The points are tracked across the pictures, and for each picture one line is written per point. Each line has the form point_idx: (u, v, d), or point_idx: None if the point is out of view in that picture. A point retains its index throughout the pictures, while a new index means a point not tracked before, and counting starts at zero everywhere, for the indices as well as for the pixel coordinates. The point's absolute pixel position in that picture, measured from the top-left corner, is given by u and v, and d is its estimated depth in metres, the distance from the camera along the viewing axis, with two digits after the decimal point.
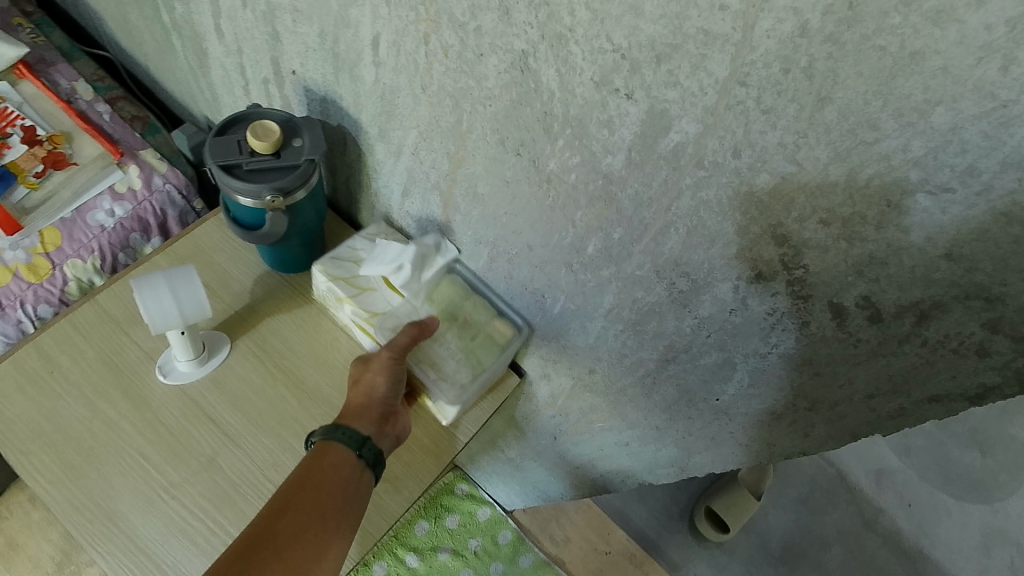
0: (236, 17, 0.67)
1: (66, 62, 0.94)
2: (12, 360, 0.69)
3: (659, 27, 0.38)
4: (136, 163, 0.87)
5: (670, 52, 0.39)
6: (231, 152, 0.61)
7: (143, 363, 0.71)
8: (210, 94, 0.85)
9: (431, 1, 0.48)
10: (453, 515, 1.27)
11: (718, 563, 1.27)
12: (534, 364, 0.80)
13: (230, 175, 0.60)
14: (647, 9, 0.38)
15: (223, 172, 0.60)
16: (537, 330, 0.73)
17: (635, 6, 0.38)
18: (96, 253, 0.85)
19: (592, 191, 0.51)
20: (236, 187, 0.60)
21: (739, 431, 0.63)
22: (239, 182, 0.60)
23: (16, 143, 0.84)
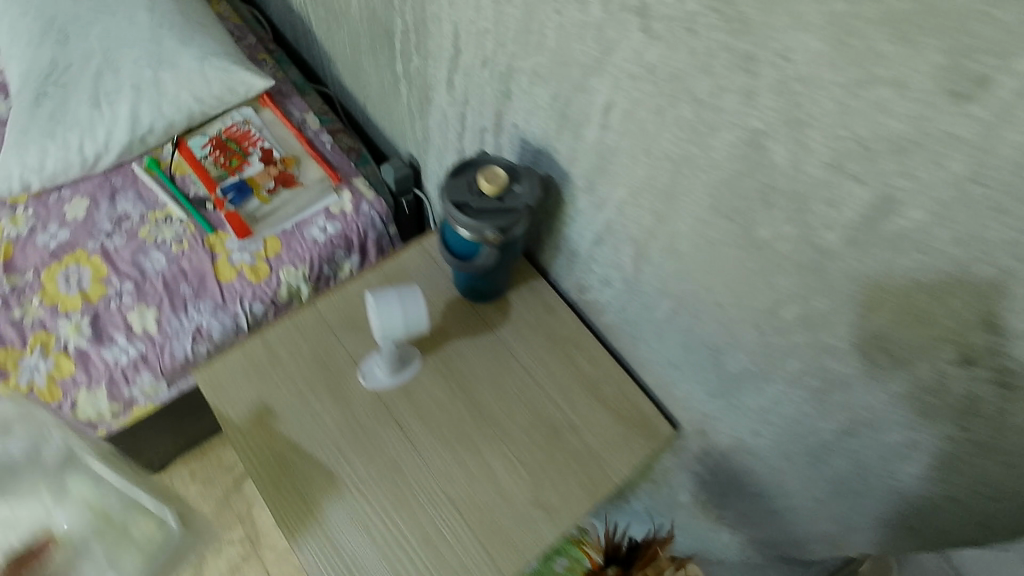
0: (472, 73, 0.77)
1: (298, 95, 1.08)
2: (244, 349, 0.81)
3: (906, 126, 0.42)
4: (349, 189, 1.00)
5: (911, 148, 0.43)
6: (461, 192, 0.70)
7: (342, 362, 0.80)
8: (422, 135, 0.96)
9: (676, 79, 0.55)
10: None
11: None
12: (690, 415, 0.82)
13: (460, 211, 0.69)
14: (895, 108, 0.42)
15: (455, 207, 0.69)
16: (706, 383, 0.76)
17: (883, 104, 0.43)
18: (307, 263, 0.97)
19: (802, 261, 0.55)
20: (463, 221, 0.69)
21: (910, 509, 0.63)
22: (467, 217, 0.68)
23: (256, 161, 0.99)
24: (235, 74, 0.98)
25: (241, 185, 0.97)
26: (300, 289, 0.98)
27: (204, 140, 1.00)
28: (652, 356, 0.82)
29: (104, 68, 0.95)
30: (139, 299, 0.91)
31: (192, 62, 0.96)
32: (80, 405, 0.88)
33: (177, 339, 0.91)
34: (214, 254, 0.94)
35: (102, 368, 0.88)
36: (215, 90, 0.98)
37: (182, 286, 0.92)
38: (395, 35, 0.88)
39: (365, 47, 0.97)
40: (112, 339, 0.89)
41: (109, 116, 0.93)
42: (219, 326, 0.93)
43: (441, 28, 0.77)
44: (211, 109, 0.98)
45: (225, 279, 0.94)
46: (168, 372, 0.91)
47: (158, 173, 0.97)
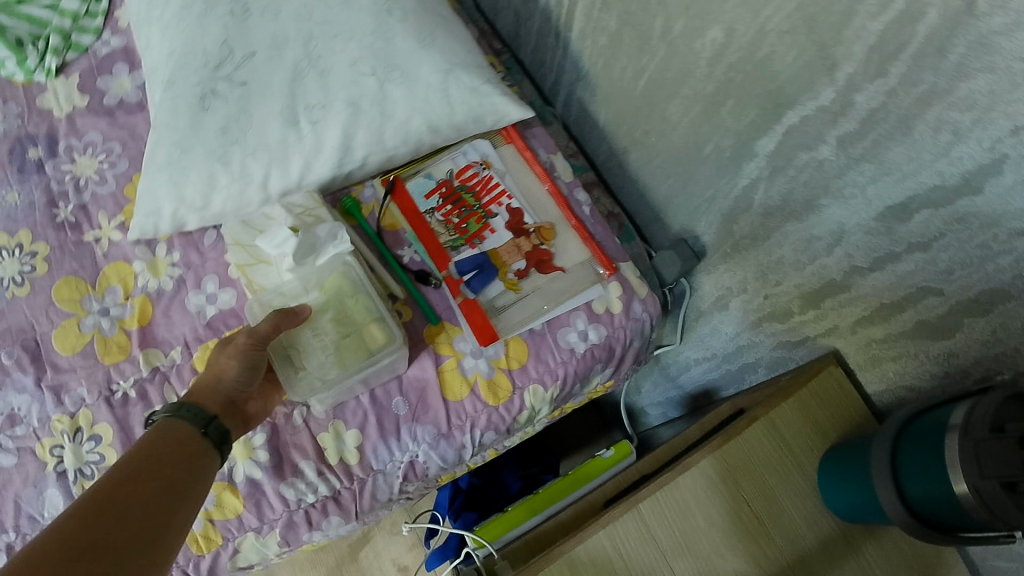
0: (978, 230, 0.49)
1: (539, 124, 0.77)
2: (538, 574, 0.55)
3: None
4: (620, 281, 0.71)
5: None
6: (1017, 463, 0.43)
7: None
8: (756, 234, 0.68)
9: None
10: None
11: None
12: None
13: (1014, 499, 0.43)
14: None
15: (1003, 491, 0.43)
16: None
17: None
18: (560, 381, 0.69)
19: None
20: (1009, 514, 0.43)
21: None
22: (1021, 513, 0.43)
23: (501, 227, 0.70)
24: (490, 98, 0.66)
25: (482, 262, 0.68)
26: (541, 412, 0.70)
27: (430, 184, 0.70)
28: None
29: (305, 64, 0.64)
30: (335, 414, 0.65)
31: (434, 77, 0.64)
32: (244, 553, 0.65)
33: (383, 476, 0.66)
34: (438, 358, 0.66)
35: (278, 509, 0.64)
36: (460, 118, 0.66)
37: (396, 401, 0.66)
38: (791, 106, 0.57)
39: (691, 87, 0.66)
40: (297, 471, 0.64)
41: (308, 141, 0.63)
42: (439, 460, 0.67)
43: (940, 153, 0.48)
44: (444, 142, 0.68)
45: (452, 399, 0.66)
46: (360, 513, 0.68)
47: (359, 222, 0.68)
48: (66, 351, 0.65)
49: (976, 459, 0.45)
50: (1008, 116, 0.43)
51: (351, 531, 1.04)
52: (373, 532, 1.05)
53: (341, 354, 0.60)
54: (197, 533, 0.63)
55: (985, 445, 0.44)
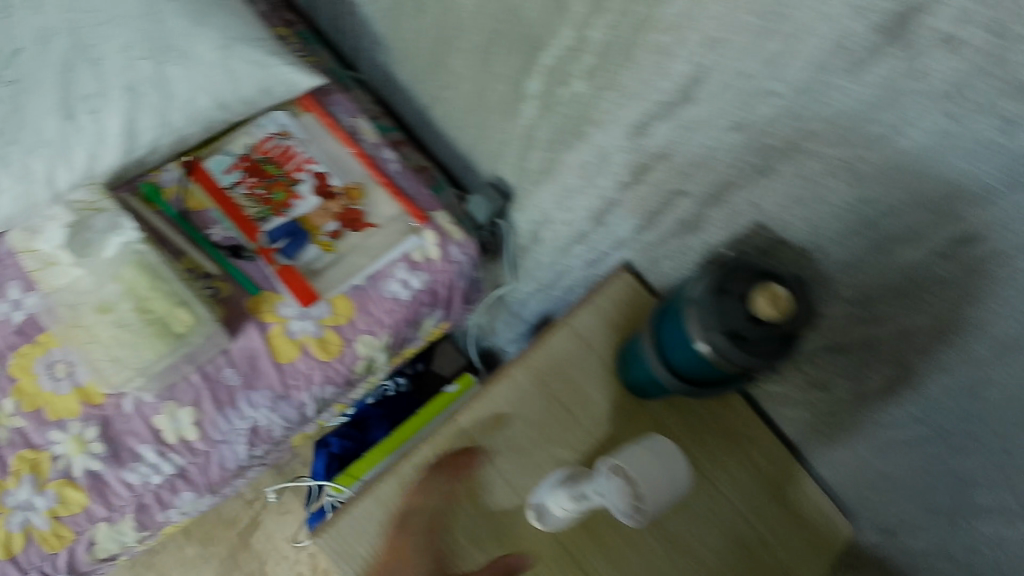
0: (698, 132, 0.58)
1: (340, 88, 0.80)
2: (374, 496, 0.60)
3: None
4: (434, 228, 0.76)
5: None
6: (733, 314, 0.53)
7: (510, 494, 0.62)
8: (543, 167, 0.74)
9: None
10: None
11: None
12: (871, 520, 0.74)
13: (734, 344, 0.53)
14: None
15: (725, 339, 0.53)
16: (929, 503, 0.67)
17: None
18: (389, 328, 0.74)
19: None
20: (731, 357, 0.53)
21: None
22: (739, 354, 0.53)
23: (307, 193, 0.73)
24: (275, 69, 0.69)
25: (293, 229, 0.71)
26: (378, 360, 0.75)
27: (229, 160, 0.73)
28: (846, 461, 0.72)
29: (74, 57, 0.63)
30: (167, 395, 0.67)
31: (213, 54, 0.66)
32: (100, 544, 0.67)
33: (226, 446, 0.69)
34: (265, 325, 0.69)
35: (125, 496, 0.66)
36: (247, 90, 0.69)
37: (227, 373, 0.68)
38: (544, 45, 0.64)
39: (465, 39, 0.71)
40: (136, 457, 0.66)
41: (88, 131, 0.65)
42: (281, 420, 0.72)
43: (657, 69, 0.56)
44: (236, 117, 0.71)
45: (284, 360, 0.70)
46: (212, 484, 0.71)
47: (162, 207, 0.70)
48: None
49: (706, 317, 0.54)
50: (697, 32, 0.52)
51: (238, 521, 1.05)
52: (260, 516, 1.06)
53: (146, 341, 0.63)
54: (45, 532, 0.64)
55: (711, 304, 0.54)
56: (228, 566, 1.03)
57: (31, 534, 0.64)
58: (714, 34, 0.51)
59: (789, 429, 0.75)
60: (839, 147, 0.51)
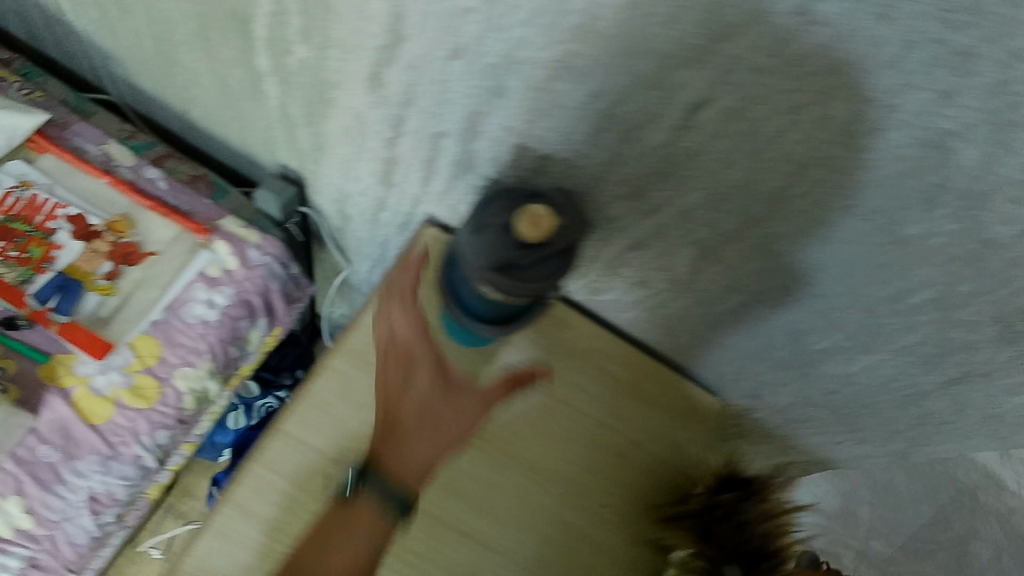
0: (428, 67, 0.55)
1: (80, 118, 0.73)
2: (212, 532, 0.57)
3: None
4: (223, 237, 0.71)
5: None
6: (497, 247, 0.51)
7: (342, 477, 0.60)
8: (310, 144, 0.70)
9: (835, 73, 0.42)
10: None
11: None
12: (736, 391, 0.74)
13: (505, 279, 0.51)
14: None
15: (496, 275, 0.51)
16: (770, 362, 0.68)
17: None
18: (207, 354, 0.70)
19: (955, 253, 0.49)
20: (510, 289, 0.52)
21: (996, 443, 0.65)
22: (514, 285, 0.51)
23: (67, 240, 0.67)
24: None
25: (62, 283, 0.65)
26: (208, 389, 0.71)
27: None
28: (690, 347, 0.72)
29: None
30: None
31: None
32: None
33: (70, 522, 0.67)
34: (67, 391, 0.65)
35: None
36: None
37: (42, 450, 0.64)
38: (255, 16, 0.59)
39: (183, 32, 0.65)
40: None
41: None
42: (120, 480, 0.68)
43: (366, 8, 0.53)
44: None
45: (99, 421, 0.66)
46: (72, 563, 0.69)
47: None
48: None
49: (478, 257, 0.53)
50: None
51: None
52: None
53: None
54: None
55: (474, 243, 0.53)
56: None
57: None
58: None
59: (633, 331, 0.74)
60: (549, 48, 0.49)
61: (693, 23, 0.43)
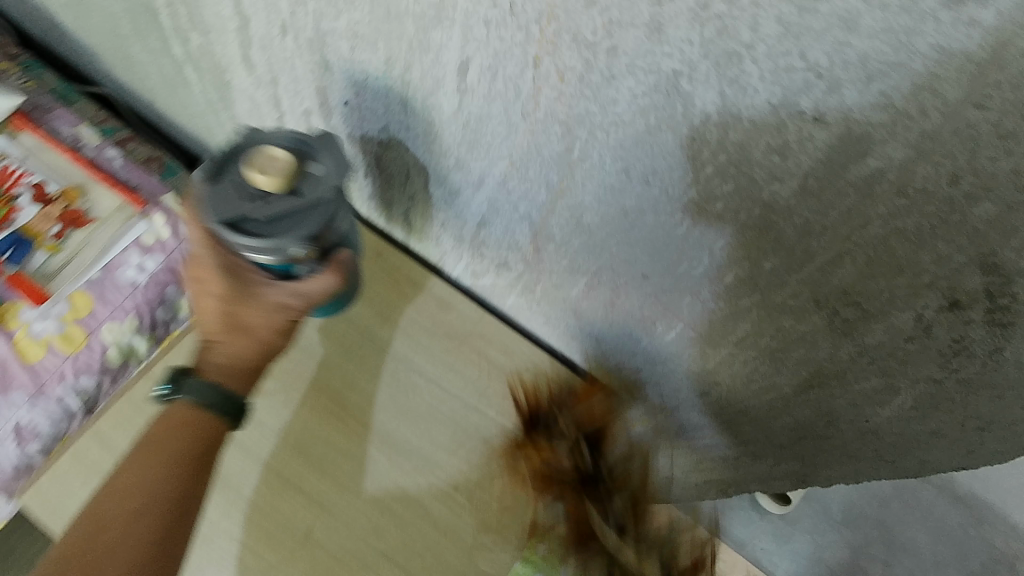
0: (272, 45, 0.59)
1: (62, 105, 0.91)
2: (71, 453, 0.69)
3: (879, 44, 0.31)
4: (160, 210, 0.86)
5: (888, 73, 0.32)
6: (235, 202, 0.51)
7: None
8: (233, 128, 0.80)
9: (549, 19, 0.40)
10: None
11: (781, 536, 1.10)
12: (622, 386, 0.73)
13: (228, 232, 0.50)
14: (864, 23, 0.31)
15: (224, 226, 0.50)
16: (639, 354, 0.65)
17: (849, 18, 0.31)
18: (133, 312, 0.83)
19: (745, 221, 0.44)
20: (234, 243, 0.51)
21: (885, 470, 0.60)
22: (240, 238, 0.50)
23: (27, 204, 0.83)
24: None
25: (17, 240, 0.81)
26: (135, 345, 0.83)
27: None
28: (572, 337, 0.71)
29: None
30: None
31: None
32: None
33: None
34: (10, 333, 0.78)
35: None
36: None
37: None
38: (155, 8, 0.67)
39: (126, 27, 0.76)
40: None
41: None
42: (46, 416, 0.78)
43: None
44: None
45: (32, 361, 0.78)
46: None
47: None
48: None
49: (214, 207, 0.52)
50: None
51: None
52: None
53: None
54: None
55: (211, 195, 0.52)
56: None
57: None
58: None
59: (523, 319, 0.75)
60: (339, 17, 0.50)
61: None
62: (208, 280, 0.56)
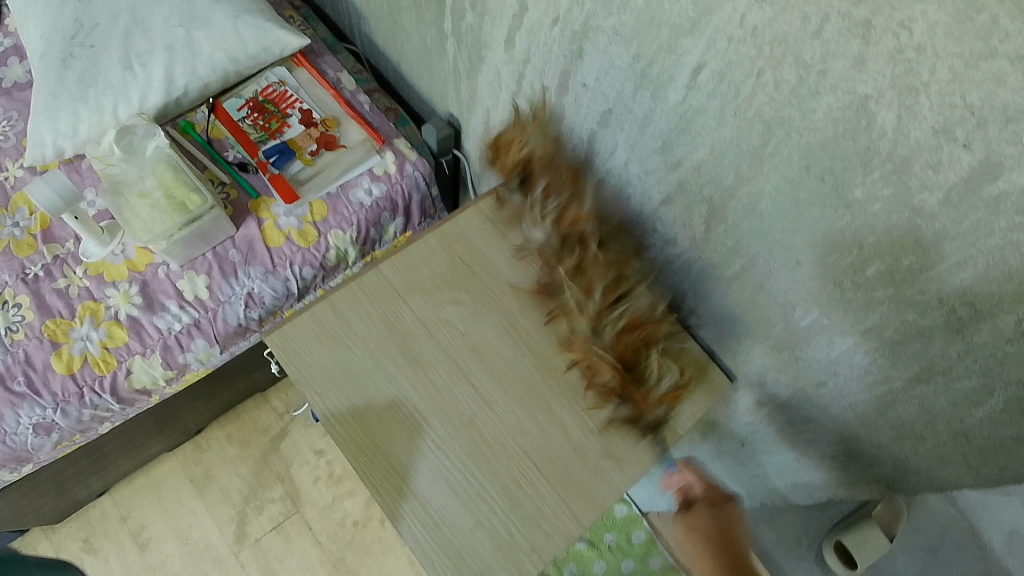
0: (538, 32, 0.77)
1: (329, 53, 1.16)
2: (310, 312, 0.84)
3: (1019, 96, 0.44)
4: (392, 150, 1.06)
5: (1021, 117, 0.45)
6: None
7: (402, 312, 0.85)
8: (468, 94, 0.99)
9: (781, 43, 0.55)
10: (610, 532, 1.46)
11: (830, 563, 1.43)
12: (746, 369, 0.86)
13: None
14: (1010, 80, 0.44)
15: None
16: (770, 338, 0.78)
17: (999, 76, 0.45)
18: (355, 226, 1.03)
19: (894, 222, 0.57)
20: None
21: (971, 478, 0.67)
22: None
23: (295, 122, 1.05)
24: (271, 32, 1.07)
25: (283, 149, 1.03)
26: (347, 253, 1.04)
27: (240, 101, 1.08)
28: (711, 315, 0.85)
29: (133, 26, 1.05)
30: (188, 266, 0.99)
31: (226, 21, 1.05)
32: (135, 373, 0.97)
33: (229, 305, 0.99)
34: (262, 220, 1.01)
35: (155, 335, 0.97)
36: (251, 47, 1.06)
37: (232, 252, 1.00)
38: None
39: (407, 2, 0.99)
40: (164, 307, 0.98)
41: (143, 76, 1.03)
42: (271, 290, 1.01)
43: None
44: (245, 68, 1.07)
45: (273, 245, 1.00)
46: (219, 336, 1.01)
47: (193, 136, 1.05)
48: (20, 254, 1.01)
49: None
50: None
51: (270, 429, 1.47)
52: (288, 429, 1.48)
53: (166, 211, 0.94)
54: (97, 358, 0.95)
55: None
56: (261, 464, 1.44)
57: (87, 358, 0.95)
58: None
59: (670, 295, 0.89)
60: (608, 18, 0.68)
61: (691, 2, 0.59)
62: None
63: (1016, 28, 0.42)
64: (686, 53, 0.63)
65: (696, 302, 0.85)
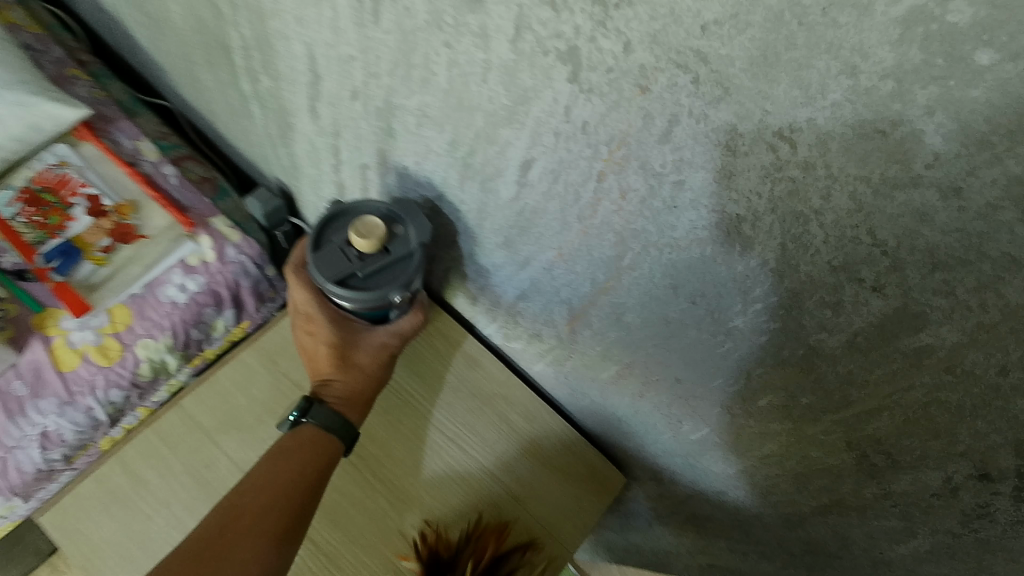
0: (340, 105, 0.61)
1: (126, 117, 0.94)
2: (95, 476, 0.67)
3: (948, 239, 0.31)
4: (207, 232, 0.86)
5: (953, 264, 0.32)
6: (336, 262, 0.58)
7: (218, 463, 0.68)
8: (288, 161, 0.81)
9: (619, 144, 0.41)
10: None
11: None
12: (642, 467, 0.74)
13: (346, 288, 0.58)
14: (939, 219, 0.31)
15: (337, 288, 0.57)
16: (660, 444, 0.67)
17: (924, 211, 0.31)
18: (169, 331, 0.85)
19: (786, 357, 0.44)
20: (355, 301, 0.58)
21: None
22: (356, 296, 0.58)
23: (80, 215, 0.85)
24: (37, 106, 0.84)
25: (66, 249, 0.82)
26: (166, 362, 0.87)
27: (9, 194, 0.85)
28: (595, 411, 0.72)
29: None
30: None
31: None
32: None
33: (21, 450, 0.80)
34: (49, 339, 0.80)
35: None
36: (15, 130, 0.84)
37: (16, 385, 0.78)
38: (233, 47, 0.70)
39: (197, 56, 0.80)
40: None
41: None
42: (71, 424, 0.82)
43: (291, 48, 0.59)
44: (14, 155, 0.85)
45: (67, 370, 0.80)
46: (16, 487, 0.83)
47: None
48: None
49: (399, 275, 0.59)
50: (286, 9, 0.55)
51: None
52: None
53: None
54: None
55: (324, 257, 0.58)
56: None
57: None
58: (295, 10, 0.54)
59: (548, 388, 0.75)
60: (412, 96, 0.52)
61: (502, 86, 0.44)
62: (321, 330, 0.63)
63: (948, 152, 0.29)
64: (510, 146, 0.48)
65: (578, 400, 0.72)
